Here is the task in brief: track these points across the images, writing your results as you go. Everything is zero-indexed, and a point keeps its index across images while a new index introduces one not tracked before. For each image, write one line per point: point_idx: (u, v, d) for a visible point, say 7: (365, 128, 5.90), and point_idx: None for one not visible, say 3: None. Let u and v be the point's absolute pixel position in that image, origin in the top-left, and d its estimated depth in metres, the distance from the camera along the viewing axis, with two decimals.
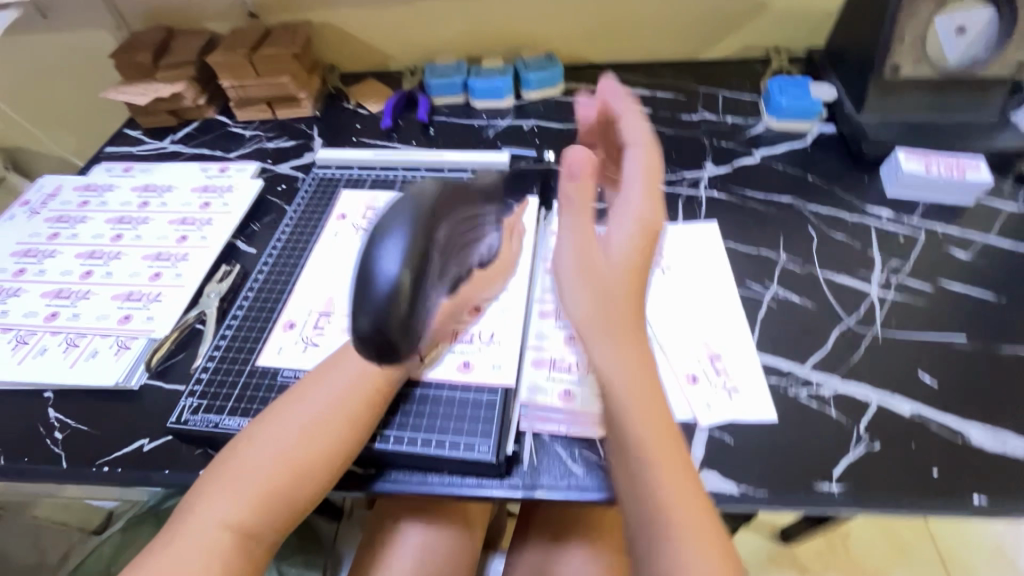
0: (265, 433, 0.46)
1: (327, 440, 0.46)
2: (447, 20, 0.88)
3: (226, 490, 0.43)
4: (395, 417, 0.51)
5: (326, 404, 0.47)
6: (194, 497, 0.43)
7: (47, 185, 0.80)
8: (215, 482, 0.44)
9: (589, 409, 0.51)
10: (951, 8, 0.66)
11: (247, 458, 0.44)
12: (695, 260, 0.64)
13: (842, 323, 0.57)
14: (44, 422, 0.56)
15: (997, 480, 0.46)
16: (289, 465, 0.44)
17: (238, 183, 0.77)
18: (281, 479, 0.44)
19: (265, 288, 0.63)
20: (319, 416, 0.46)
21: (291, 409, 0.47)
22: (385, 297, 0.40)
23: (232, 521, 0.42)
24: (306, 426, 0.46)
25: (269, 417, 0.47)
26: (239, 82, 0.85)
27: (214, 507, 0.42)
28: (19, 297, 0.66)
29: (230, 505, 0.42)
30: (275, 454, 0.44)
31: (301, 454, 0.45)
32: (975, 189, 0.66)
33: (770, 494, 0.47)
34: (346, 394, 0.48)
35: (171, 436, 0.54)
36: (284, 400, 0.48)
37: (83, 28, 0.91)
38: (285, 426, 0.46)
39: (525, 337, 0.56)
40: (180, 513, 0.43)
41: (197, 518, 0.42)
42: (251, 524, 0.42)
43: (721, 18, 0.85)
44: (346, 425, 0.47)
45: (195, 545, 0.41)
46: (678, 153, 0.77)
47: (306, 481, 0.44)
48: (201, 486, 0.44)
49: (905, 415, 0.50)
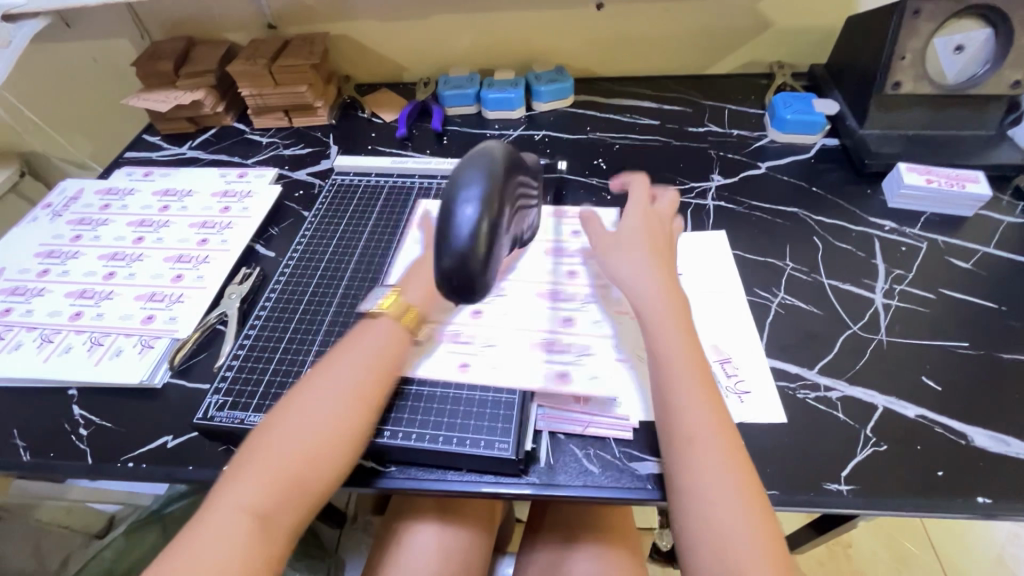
0: (286, 419, 0.46)
1: (343, 424, 0.47)
2: (461, 33, 0.90)
3: (246, 477, 0.43)
4: (393, 415, 0.52)
5: (343, 391, 0.48)
6: (221, 485, 0.43)
7: (69, 189, 0.82)
8: (241, 469, 0.44)
9: (585, 388, 0.53)
10: (949, 29, 0.69)
11: (271, 445, 0.45)
12: (706, 266, 0.66)
13: (848, 330, 0.59)
14: (69, 419, 0.57)
15: (1001, 483, 0.48)
16: (311, 453, 0.45)
17: (257, 189, 0.79)
18: (303, 468, 0.44)
19: (287, 288, 0.65)
20: (334, 403, 0.47)
21: (311, 393, 0.48)
22: (466, 240, 0.46)
23: (253, 506, 0.42)
24: (320, 413, 0.47)
25: (286, 404, 0.48)
26: (258, 91, 0.87)
27: (240, 494, 0.42)
28: (44, 297, 0.67)
29: (255, 492, 0.42)
30: (297, 440, 0.45)
31: (317, 439, 0.45)
32: (975, 202, 0.68)
33: (781, 494, 0.48)
34: (362, 381, 0.49)
35: (194, 432, 0.55)
36: (303, 387, 0.49)
37: (106, 38, 0.93)
38: (301, 412, 0.47)
39: (540, 323, 0.58)
40: (205, 504, 0.43)
41: (224, 504, 0.42)
42: (276, 511, 0.42)
43: (726, 35, 0.88)
44: (361, 411, 0.48)
45: (218, 532, 0.41)
46: (685, 164, 0.80)
47: (326, 470, 0.45)
48: (223, 477, 0.44)
49: (909, 417, 0.52)
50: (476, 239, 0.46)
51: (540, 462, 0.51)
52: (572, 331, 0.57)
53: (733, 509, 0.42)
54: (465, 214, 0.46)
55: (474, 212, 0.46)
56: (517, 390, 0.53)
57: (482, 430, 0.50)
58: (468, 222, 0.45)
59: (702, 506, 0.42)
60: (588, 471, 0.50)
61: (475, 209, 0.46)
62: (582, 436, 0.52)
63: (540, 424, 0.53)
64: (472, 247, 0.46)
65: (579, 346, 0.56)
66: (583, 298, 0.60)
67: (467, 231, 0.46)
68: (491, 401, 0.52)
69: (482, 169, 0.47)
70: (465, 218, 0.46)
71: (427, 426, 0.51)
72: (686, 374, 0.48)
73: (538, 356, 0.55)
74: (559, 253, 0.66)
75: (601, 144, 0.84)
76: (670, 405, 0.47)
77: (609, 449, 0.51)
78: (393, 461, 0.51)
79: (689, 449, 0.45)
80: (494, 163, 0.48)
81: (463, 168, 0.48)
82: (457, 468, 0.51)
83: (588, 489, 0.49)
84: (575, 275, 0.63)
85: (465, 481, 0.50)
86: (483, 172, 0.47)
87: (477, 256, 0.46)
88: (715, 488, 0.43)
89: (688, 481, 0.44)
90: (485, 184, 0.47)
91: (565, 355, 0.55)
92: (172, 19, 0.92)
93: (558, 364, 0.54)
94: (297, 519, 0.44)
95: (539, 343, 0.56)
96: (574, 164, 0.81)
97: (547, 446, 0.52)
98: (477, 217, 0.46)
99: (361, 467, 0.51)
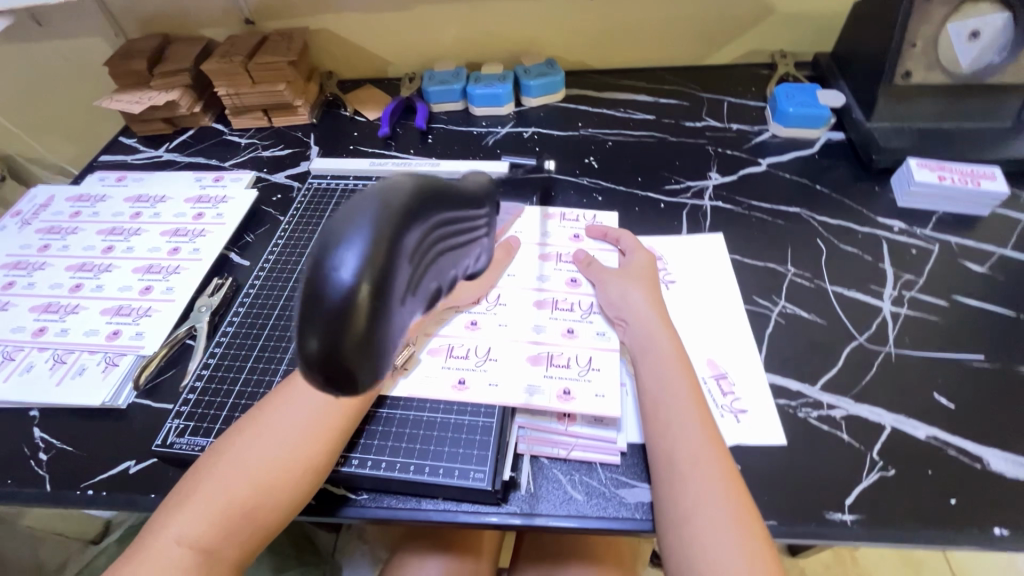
0: (240, 446, 0.44)
1: (297, 453, 0.44)
2: (446, 26, 0.86)
3: (190, 506, 0.41)
4: (361, 440, 0.49)
5: (301, 417, 0.45)
6: (165, 512, 0.42)
7: (39, 196, 0.79)
8: (185, 497, 0.42)
9: (589, 407, 0.48)
10: (963, 14, 0.64)
11: (221, 473, 0.43)
12: (703, 272, 0.62)
13: (853, 341, 0.55)
14: (30, 443, 0.55)
15: (1018, 512, 0.44)
16: (259, 482, 0.42)
17: (232, 194, 0.76)
18: (250, 500, 0.42)
19: (256, 303, 0.62)
20: (290, 431, 0.44)
21: (271, 415, 0.46)
22: (332, 323, 0.25)
23: (192, 539, 0.40)
24: (276, 440, 0.44)
25: (243, 427, 0.46)
26: (234, 90, 0.83)
27: (180, 525, 0.41)
28: (8, 312, 0.65)
29: (196, 523, 0.41)
30: (249, 469, 0.43)
31: (265, 470, 0.43)
32: (990, 200, 0.64)
33: (780, 525, 0.44)
34: (322, 407, 0.46)
35: (156, 458, 0.52)
36: (265, 408, 0.46)
37: (77, 35, 0.89)
38: (257, 438, 0.44)
39: (523, 332, 0.54)
40: (147, 530, 0.41)
41: (164, 535, 0.40)
42: (217, 544, 0.41)
43: (726, 24, 0.83)
44: (318, 439, 0.45)
45: (158, 565, 0.39)
46: (681, 161, 0.76)
47: (274, 502, 0.43)
48: (168, 503, 0.43)
49: (921, 439, 0.48)
50: (348, 317, 0.25)
51: (520, 489, 0.48)
52: (573, 343, 0.53)
53: (721, 533, 0.40)
54: (335, 278, 0.25)
55: (351, 274, 0.25)
56: (496, 411, 0.50)
57: (457, 458, 0.47)
58: (336, 290, 0.25)
59: (695, 541, 0.40)
60: (572, 498, 0.47)
61: (351, 269, 0.25)
62: (566, 460, 0.49)
63: (521, 447, 0.49)
64: (341, 336, 0.25)
65: (581, 359, 0.52)
66: (584, 307, 0.57)
67: (333, 305, 0.25)
68: (468, 425, 0.49)
69: (379, 198, 0.26)
70: (334, 284, 0.25)
71: (399, 453, 0.48)
72: (679, 404, 0.46)
73: (522, 373, 0.52)
74: (557, 255, 0.62)
75: (593, 141, 0.80)
76: (660, 435, 0.45)
77: (595, 475, 0.48)
78: (364, 489, 0.48)
79: (681, 481, 0.42)
80: (403, 185, 0.27)
81: (347, 206, 0.27)
82: (433, 497, 0.47)
83: (572, 518, 0.46)
84: (576, 281, 0.59)
85: (439, 511, 0.47)
86: (376, 203, 0.26)
87: (350, 350, 0.25)
88: (702, 509, 0.41)
89: (681, 513, 0.41)
90: (380, 223, 0.25)
91: (554, 369, 0.51)
92: (145, 15, 0.87)
93: (560, 381, 0.50)
94: (242, 551, 0.42)
95: (533, 355, 0.53)
96: (564, 163, 0.77)
97: (528, 471, 0.49)
98: (353, 278, 0.25)
99: (330, 494, 0.48)
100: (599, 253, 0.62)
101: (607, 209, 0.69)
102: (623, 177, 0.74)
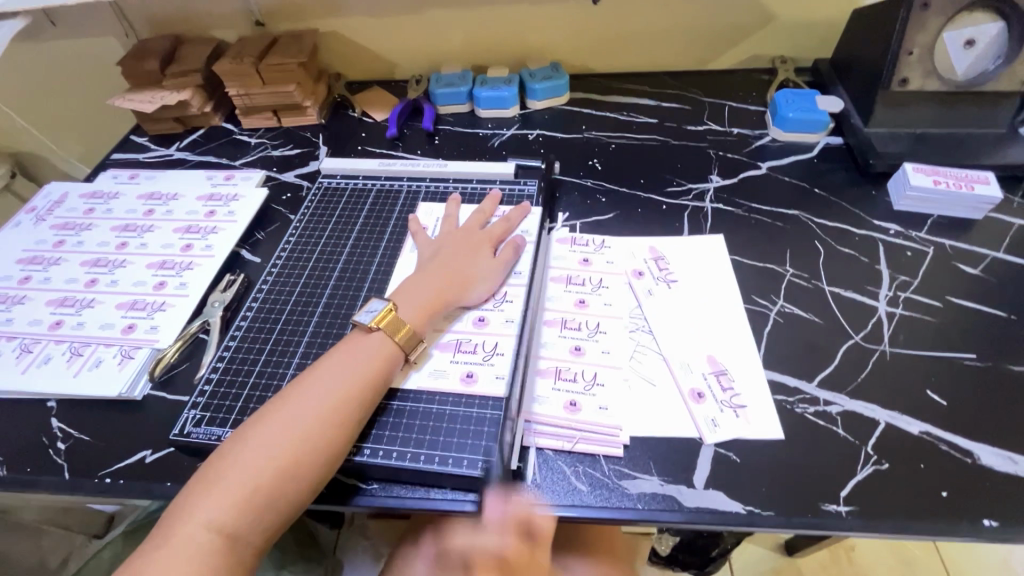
0: (260, 435, 0.46)
1: (315, 442, 0.46)
2: (453, 29, 0.88)
3: (215, 492, 0.43)
4: (373, 430, 0.51)
5: (319, 407, 0.47)
6: (189, 498, 0.43)
7: (53, 192, 0.80)
8: (208, 483, 0.44)
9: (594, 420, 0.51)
10: (959, 22, 0.66)
11: (243, 462, 0.44)
12: (703, 272, 0.63)
13: (849, 340, 0.57)
14: (48, 432, 0.56)
15: (1006, 504, 0.46)
16: (278, 470, 0.44)
17: (243, 192, 0.77)
18: (271, 486, 0.44)
19: (269, 299, 0.64)
20: (307, 421, 0.46)
21: (290, 406, 0.47)
22: None
23: (219, 524, 0.42)
24: (294, 429, 0.46)
25: (263, 416, 0.47)
26: (245, 91, 0.85)
27: (205, 511, 0.42)
28: (24, 305, 0.66)
29: (219, 508, 0.42)
30: (268, 458, 0.44)
31: (285, 456, 0.45)
32: (984, 204, 0.65)
33: (777, 516, 0.46)
34: (339, 398, 0.48)
35: (172, 448, 0.54)
36: (283, 399, 0.48)
37: (91, 36, 0.91)
38: (276, 427, 0.46)
39: (530, 348, 0.56)
40: (172, 516, 0.43)
41: (188, 520, 0.42)
42: (240, 529, 0.42)
43: (728, 30, 0.85)
44: (335, 428, 0.47)
45: (184, 550, 0.41)
46: (683, 164, 0.77)
47: (294, 488, 0.45)
48: (192, 489, 0.44)
49: (914, 434, 0.50)
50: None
51: (526, 480, 0.49)
52: (579, 360, 0.55)
53: None
54: None
55: None
56: (503, 402, 0.52)
57: (465, 449, 0.49)
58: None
59: None
60: (576, 490, 0.48)
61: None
62: (571, 453, 0.50)
63: (527, 440, 0.51)
64: None
65: (587, 375, 0.54)
66: (591, 326, 0.58)
67: None
68: (476, 417, 0.51)
69: None
70: None
71: (409, 444, 0.50)
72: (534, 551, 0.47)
73: (529, 385, 0.54)
74: (565, 278, 0.63)
75: (597, 143, 0.81)
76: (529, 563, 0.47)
77: (599, 467, 0.50)
78: (375, 479, 0.50)
79: None
80: None
81: None
82: (441, 486, 0.49)
83: (575, 508, 0.47)
84: (584, 304, 0.60)
85: (448, 500, 0.48)
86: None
87: None
88: None
89: None
90: None
91: (561, 382, 0.54)
92: (158, 17, 0.89)
93: (566, 394, 0.53)
94: (263, 535, 0.44)
95: (541, 370, 0.55)
96: (568, 165, 0.79)
97: (534, 462, 0.50)
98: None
99: (342, 484, 0.50)
100: (601, 259, 0.65)
101: (610, 209, 0.72)
102: (627, 179, 0.76)
